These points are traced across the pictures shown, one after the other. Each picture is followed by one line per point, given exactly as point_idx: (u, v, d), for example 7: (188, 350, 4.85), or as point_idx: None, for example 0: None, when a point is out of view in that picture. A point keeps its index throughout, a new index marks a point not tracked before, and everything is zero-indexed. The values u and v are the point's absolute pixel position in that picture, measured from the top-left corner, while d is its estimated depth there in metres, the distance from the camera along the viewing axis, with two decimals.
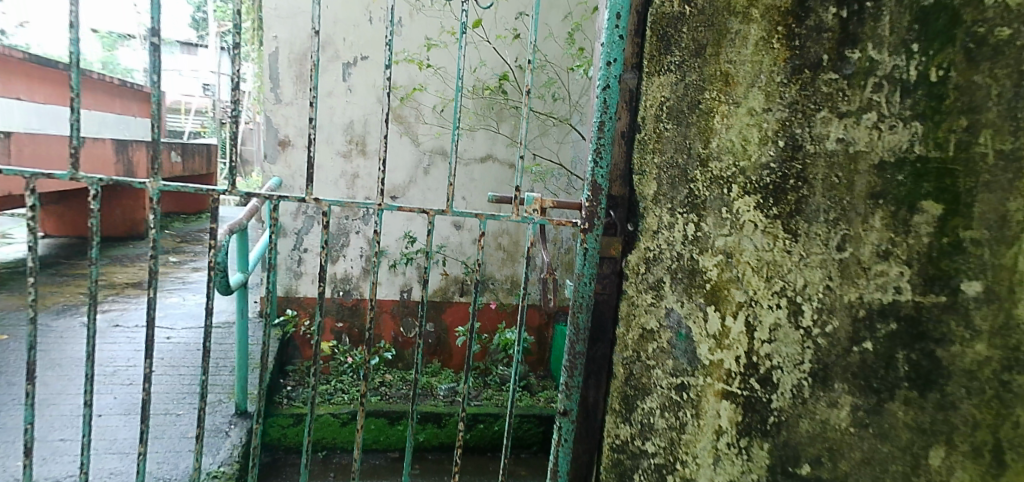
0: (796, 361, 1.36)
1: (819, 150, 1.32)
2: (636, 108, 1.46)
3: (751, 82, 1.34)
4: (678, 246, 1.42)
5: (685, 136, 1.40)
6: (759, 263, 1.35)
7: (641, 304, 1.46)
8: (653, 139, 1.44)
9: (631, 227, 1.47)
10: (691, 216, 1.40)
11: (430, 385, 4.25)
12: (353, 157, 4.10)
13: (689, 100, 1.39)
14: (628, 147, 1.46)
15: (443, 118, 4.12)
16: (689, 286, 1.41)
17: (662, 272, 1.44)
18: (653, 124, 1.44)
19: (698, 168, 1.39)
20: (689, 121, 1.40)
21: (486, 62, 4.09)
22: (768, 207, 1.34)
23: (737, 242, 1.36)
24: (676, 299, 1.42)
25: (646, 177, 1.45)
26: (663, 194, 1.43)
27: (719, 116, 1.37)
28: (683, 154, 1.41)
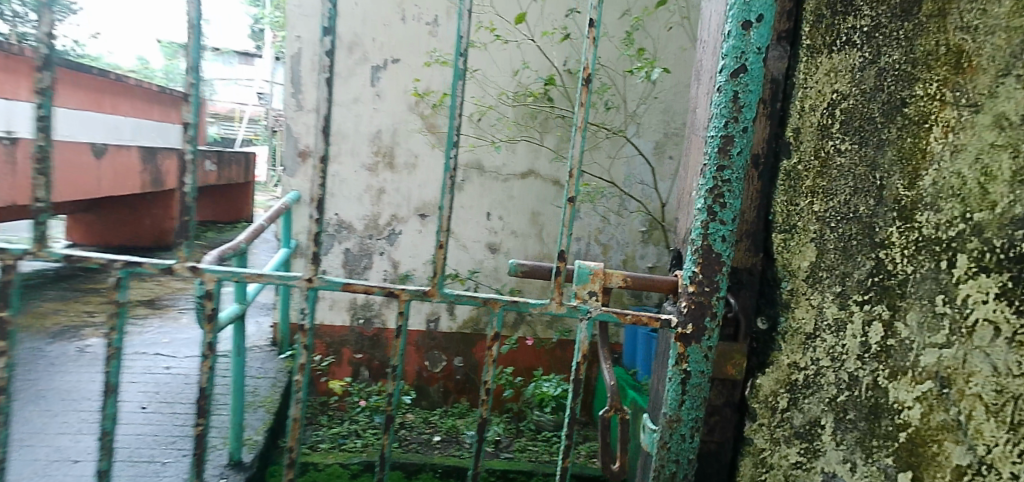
0: None
1: None
2: (783, 115, 0.97)
3: (1000, 69, 0.69)
4: (853, 364, 0.86)
5: (874, 165, 0.82)
6: (996, 400, 0.69)
7: (779, 466, 0.97)
8: (817, 169, 0.92)
9: (761, 324, 1.00)
10: (879, 308, 0.82)
11: (456, 430, 3.65)
12: (379, 171, 3.57)
13: (884, 98, 0.82)
14: (767, 184, 0.99)
15: (480, 128, 3.61)
16: (867, 436, 0.84)
17: (819, 409, 0.91)
18: (815, 141, 0.92)
19: (896, 223, 0.81)
20: (882, 137, 0.82)
21: (530, 64, 3.54)
22: (1021, 296, 0.67)
23: (961, 360, 0.73)
24: (841, 458, 0.87)
25: (800, 238, 0.95)
26: (825, 268, 0.90)
27: (938, 128, 0.75)
28: (868, 198, 0.84)
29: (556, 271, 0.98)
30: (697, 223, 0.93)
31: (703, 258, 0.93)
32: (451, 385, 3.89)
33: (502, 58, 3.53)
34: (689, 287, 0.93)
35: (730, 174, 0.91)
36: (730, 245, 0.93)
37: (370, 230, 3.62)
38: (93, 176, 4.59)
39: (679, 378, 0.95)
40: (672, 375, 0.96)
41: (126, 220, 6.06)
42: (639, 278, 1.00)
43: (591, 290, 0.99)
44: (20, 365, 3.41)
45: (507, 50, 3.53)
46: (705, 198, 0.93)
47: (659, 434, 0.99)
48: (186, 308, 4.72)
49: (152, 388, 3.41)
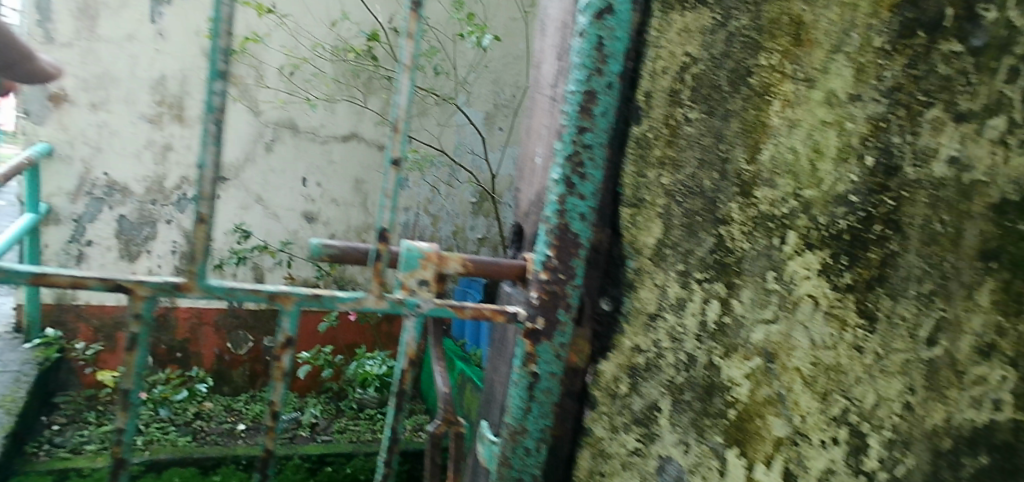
0: None
1: (924, 177, 0.66)
2: (637, 78, 0.98)
3: (836, 44, 0.73)
4: (691, 344, 0.90)
5: (720, 135, 0.87)
6: (813, 371, 0.75)
7: (618, 454, 1.01)
8: (666, 135, 0.94)
9: (604, 306, 1.03)
10: (718, 285, 0.87)
11: (264, 416, 3.32)
12: (164, 124, 3.03)
13: (731, 65, 0.86)
14: (617, 152, 0.99)
15: (291, 83, 3.22)
16: (699, 416, 0.88)
17: (656, 390, 0.95)
18: (665, 107, 0.94)
19: (736, 198, 0.85)
20: (729, 106, 0.86)
21: (350, 16, 3.24)
22: (836, 272, 0.73)
23: (784, 336, 0.78)
24: (677, 440, 0.91)
25: (647, 214, 0.97)
26: (671, 244, 0.93)
27: (778, 101, 0.80)
28: (715, 169, 0.87)
29: (377, 256, 0.86)
30: (554, 196, 0.97)
31: (559, 240, 0.97)
32: (258, 369, 3.46)
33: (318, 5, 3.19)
34: (542, 273, 0.97)
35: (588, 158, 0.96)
36: (586, 225, 0.98)
37: (152, 193, 3.07)
38: None
39: (528, 382, 1.00)
40: (520, 378, 1.00)
41: None
42: (478, 262, 0.95)
43: (423, 276, 0.91)
44: None
45: None
46: (567, 170, 0.96)
47: (504, 448, 1.03)
48: None
49: None
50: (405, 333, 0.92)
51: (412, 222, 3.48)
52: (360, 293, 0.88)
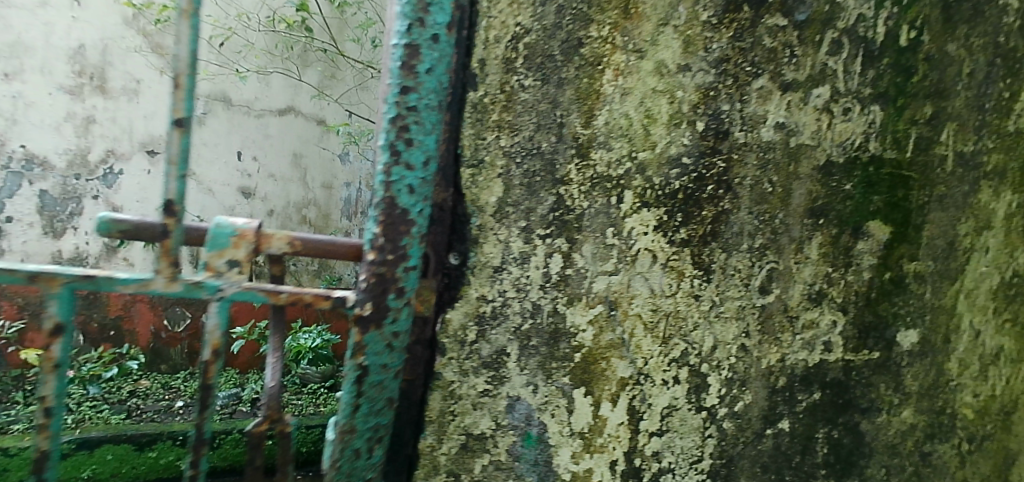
0: (693, 458, 0.91)
1: (752, 140, 0.83)
2: (469, 44, 0.83)
3: (662, 17, 0.80)
4: (534, 294, 0.85)
5: (554, 100, 0.82)
6: (654, 316, 0.84)
7: (469, 396, 0.88)
8: (501, 101, 0.83)
9: (453, 260, 0.87)
10: (559, 241, 0.84)
11: None
12: (85, 95, 2.88)
13: (563, 36, 0.82)
14: (456, 116, 0.84)
15: (222, 55, 3.14)
16: (547, 359, 0.85)
17: (504, 337, 0.86)
18: (500, 76, 0.83)
19: (573, 161, 0.82)
20: (565, 75, 0.82)
21: None
22: (673, 227, 0.83)
23: (624, 285, 0.83)
24: (525, 382, 0.86)
25: (487, 173, 0.85)
26: (512, 202, 0.84)
27: (611, 71, 0.81)
28: (547, 133, 0.83)
29: (167, 233, 0.82)
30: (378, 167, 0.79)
31: (385, 216, 0.80)
32: None
33: None
34: (369, 254, 0.79)
35: (416, 123, 0.80)
36: (418, 199, 0.81)
37: (75, 167, 2.89)
38: None
39: (357, 375, 0.81)
40: (347, 372, 0.82)
41: None
42: (306, 240, 0.89)
43: (234, 256, 0.86)
44: None
45: None
46: (393, 134, 0.79)
47: (334, 451, 0.84)
48: None
49: None
50: (209, 319, 0.88)
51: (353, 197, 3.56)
52: (149, 275, 0.84)
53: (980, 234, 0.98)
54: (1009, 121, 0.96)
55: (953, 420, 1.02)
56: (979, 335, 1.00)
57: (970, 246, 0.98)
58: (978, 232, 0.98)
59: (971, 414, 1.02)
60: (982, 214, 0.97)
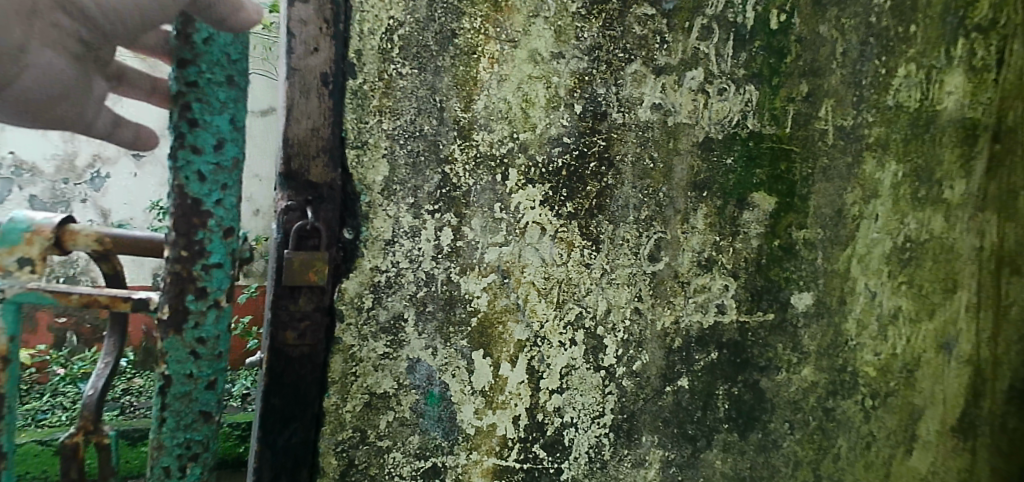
0: (595, 413, 1.00)
1: (630, 120, 0.95)
2: (345, 37, 0.84)
3: (534, 9, 0.90)
4: (428, 265, 0.90)
5: (433, 86, 0.87)
6: (547, 284, 0.95)
7: (368, 358, 0.89)
8: (381, 88, 0.85)
9: (347, 230, 0.87)
10: (448, 215, 0.90)
11: None
12: None
13: (436, 28, 0.87)
14: (336, 97, 0.84)
15: None
16: (444, 324, 0.92)
17: (401, 305, 0.90)
18: (377, 63, 0.85)
19: (457, 142, 0.89)
20: (439, 64, 0.87)
21: None
22: (560, 202, 0.93)
23: (517, 255, 0.93)
24: (424, 345, 0.91)
25: (372, 154, 0.86)
26: (399, 180, 0.87)
27: (486, 59, 0.89)
28: (431, 116, 0.87)
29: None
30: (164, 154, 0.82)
31: (179, 208, 0.83)
32: None
33: None
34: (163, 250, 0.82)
35: (201, 105, 0.83)
36: (213, 187, 0.84)
37: None
38: None
39: (159, 386, 0.84)
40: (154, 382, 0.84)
41: None
42: (118, 239, 0.87)
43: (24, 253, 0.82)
44: None
45: None
46: (175, 117, 0.82)
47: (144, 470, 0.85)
48: None
49: None
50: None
51: None
52: None
53: (868, 202, 1.07)
54: (887, 95, 1.05)
55: (854, 377, 1.11)
56: (874, 296, 1.10)
57: (859, 213, 1.07)
58: (866, 201, 1.07)
59: (872, 372, 1.12)
60: (870, 184, 1.06)
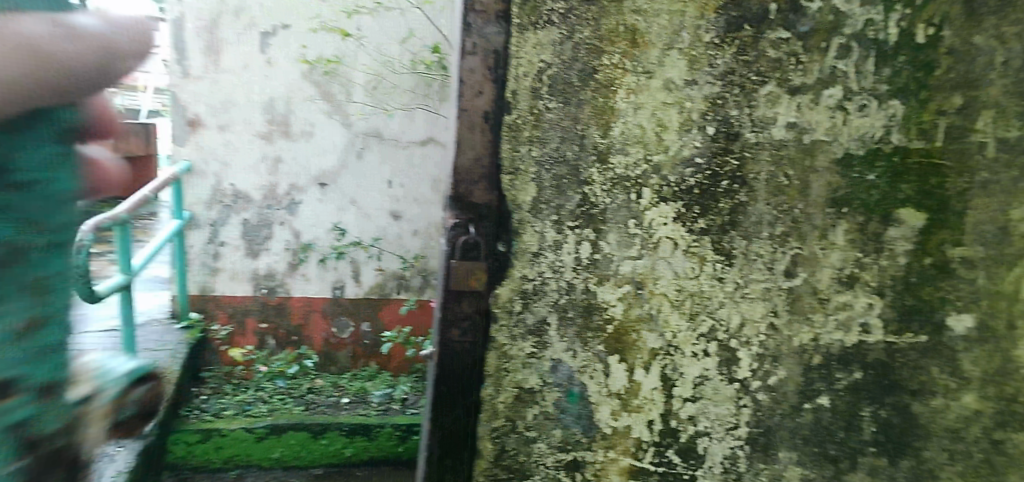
0: (728, 425, 1.23)
1: (763, 139, 1.16)
2: (504, 79, 1.17)
3: (666, 43, 1.14)
4: (567, 276, 1.21)
5: (575, 117, 1.17)
6: (679, 294, 1.20)
7: (518, 355, 1.24)
8: (531, 124, 1.17)
9: (501, 247, 1.22)
10: (587, 231, 1.20)
11: (363, 392, 3.99)
12: (274, 140, 3.81)
13: (581, 66, 1.16)
14: (495, 132, 1.18)
15: (375, 97, 3.87)
16: (583, 329, 1.22)
17: (545, 310, 1.22)
18: (528, 101, 1.17)
19: (596, 165, 1.18)
20: (580, 98, 1.16)
21: (415, 32, 3.86)
22: (694, 219, 1.18)
23: (650, 268, 1.20)
24: (564, 347, 1.22)
25: (522, 179, 1.19)
26: (544, 201, 1.19)
27: (624, 90, 1.16)
28: (574, 143, 1.17)
29: None
30: None
31: None
32: (356, 350, 4.13)
33: (389, 23, 3.81)
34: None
35: None
36: None
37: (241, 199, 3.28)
38: None
39: None
40: None
41: None
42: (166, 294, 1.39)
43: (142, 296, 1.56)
44: None
45: (394, 17, 3.82)
46: None
47: None
48: None
49: None
50: None
51: None
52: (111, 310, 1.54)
53: None
54: None
55: (1018, 393, 1.12)
56: None
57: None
58: None
59: None
60: None
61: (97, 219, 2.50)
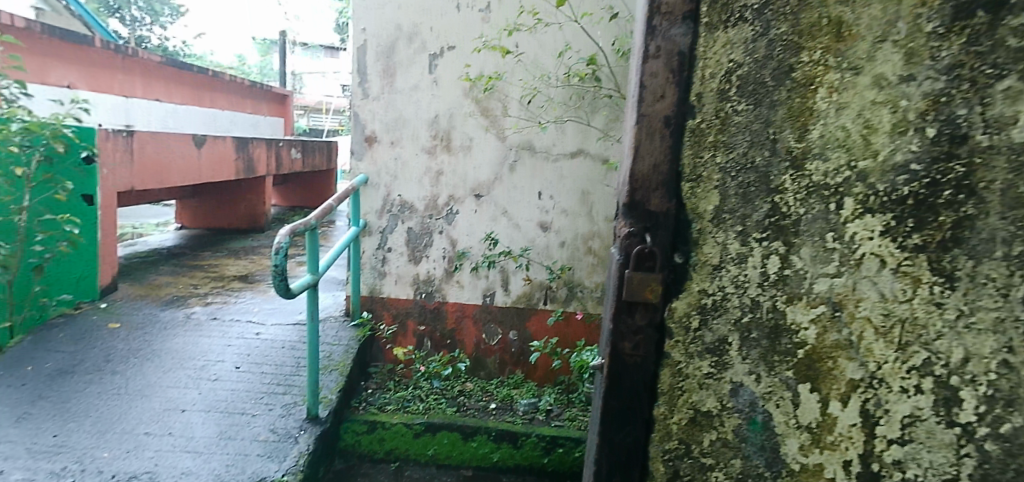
0: (946, 472, 1.28)
1: (1001, 142, 1.22)
2: (690, 79, 1.64)
3: (878, 36, 1.36)
4: (751, 294, 1.56)
5: (767, 120, 1.52)
6: (885, 320, 1.35)
7: (695, 375, 1.66)
8: (722, 120, 1.59)
9: (678, 260, 1.66)
10: (777, 245, 1.51)
11: (510, 399, 4.25)
12: (438, 154, 4.30)
13: (775, 63, 1.50)
14: (678, 134, 1.66)
15: (530, 110, 4.19)
16: (769, 350, 1.54)
17: (726, 327, 1.60)
18: (715, 106, 1.60)
19: (788, 171, 1.49)
20: (773, 96, 1.51)
21: (572, 45, 4.09)
22: (909, 240, 1.31)
23: (855, 287, 1.39)
24: (748, 369, 1.57)
25: (704, 187, 1.62)
26: (728, 210, 1.58)
27: (826, 90, 1.43)
28: (761, 138, 1.53)
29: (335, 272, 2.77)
30: None
31: None
32: (507, 357, 4.49)
33: (547, 38, 4.09)
34: None
35: None
36: None
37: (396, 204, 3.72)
38: (145, 180, 4.96)
39: None
40: None
41: (137, 201, 6.04)
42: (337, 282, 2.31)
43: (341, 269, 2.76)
44: (132, 337, 4.10)
45: (552, 31, 4.08)
46: None
47: None
48: (232, 298, 4.96)
49: (244, 351, 4.08)
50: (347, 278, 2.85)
51: None
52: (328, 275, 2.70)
53: None
54: None
55: None
56: None
57: None
58: None
59: None
60: None
61: (290, 226, 2.84)
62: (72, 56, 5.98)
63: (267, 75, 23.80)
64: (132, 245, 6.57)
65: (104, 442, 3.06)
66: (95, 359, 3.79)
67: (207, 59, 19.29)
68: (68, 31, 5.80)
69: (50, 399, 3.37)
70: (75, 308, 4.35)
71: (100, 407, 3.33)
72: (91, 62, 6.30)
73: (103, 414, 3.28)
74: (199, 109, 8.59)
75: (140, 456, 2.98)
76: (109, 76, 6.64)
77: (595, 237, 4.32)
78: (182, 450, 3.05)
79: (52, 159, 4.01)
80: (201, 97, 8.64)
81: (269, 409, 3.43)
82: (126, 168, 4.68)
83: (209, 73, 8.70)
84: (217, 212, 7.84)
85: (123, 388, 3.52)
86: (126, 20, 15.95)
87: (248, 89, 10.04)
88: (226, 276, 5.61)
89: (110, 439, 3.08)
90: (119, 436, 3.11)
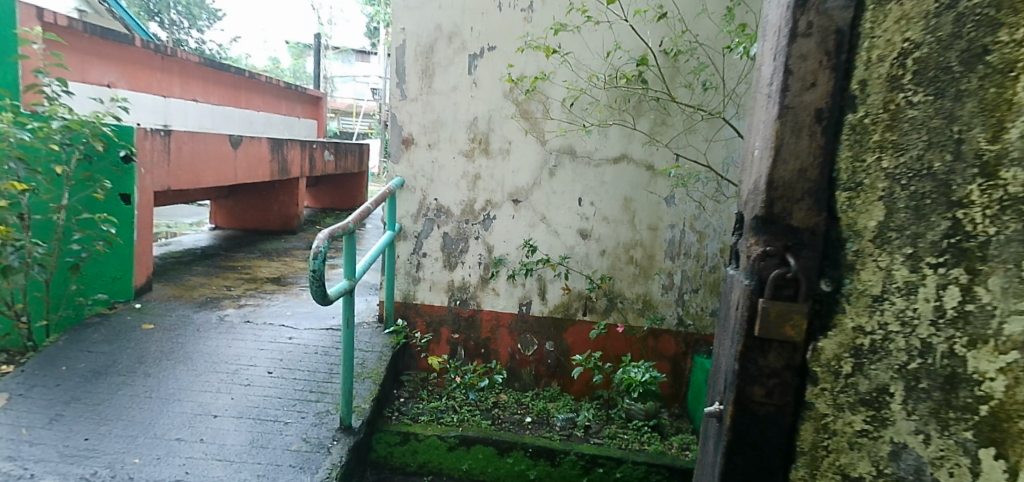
0: None
1: None
2: (846, 64, 1.63)
3: None
4: (914, 329, 1.48)
5: (952, 114, 1.42)
6: None
7: (846, 428, 1.62)
8: (891, 112, 1.53)
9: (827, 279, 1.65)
10: (958, 271, 1.39)
11: (547, 413, 4.08)
12: (475, 157, 4.17)
13: (964, 45, 1.41)
14: (834, 136, 1.65)
15: (572, 113, 4.02)
16: (945, 405, 1.41)
17: (885, 371, 1.53)
18: (884, 98, 1.55)
19: (976, 178, 1.38)
20: (953, 86, 1.42)
21: (622, 45, 3.91)
22: None
23: None
24: (912, 428, 1.47)
25: (864, 196, 1.58)
26: (898, 224, 1.51)
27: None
28: (937, 135, 1.45)
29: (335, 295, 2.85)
30: None
31: None
32: (543, 369, 4.32)
33: (593, 39, 3.92)
34: None
35: None
36: None
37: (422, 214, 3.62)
38: (182, 180, 4.94)
39: None
40: None
41: (173, 201, 6.03)
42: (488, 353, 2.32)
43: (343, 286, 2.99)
44: (166, 338, 4.05)
45: (600, 31, 3.92)
46: None
47: None
48: (264, 300, 4.89)
49: (277, 355, 3.99)
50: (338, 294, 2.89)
51: (677, 238, 4.09)
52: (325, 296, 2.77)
53: None
54: None
55: None
56: None
57: None
58: None
59: None
60: None
61: (328, 230, 2.74)
62: (113, 55, 6.01)
63: (300, 78, 24.12)
64: (166, 244, 6.58)
65: (136, 447, 2.98)
66: (128, 361, 3.73)
67: (242, 62, 19.63)
68: (111, 31, 5.85)
69: (82, 400, 3.31)
70: (110, 307, 4.32)
71: (132, 411, 3.26)
72: (131, 61, 6.33)
73: (136, 418, 3.20)
74: (236, 109, 8.63)
75: (171, 463, 2.89)
76: (150, 77, 6.69)
77: (638, 246, 4.13)
78: (213, 458, 2.95)
79: (90, 158, 4.00)
80: (237, 98, 8.68)
81: (302, 418, 3.32)
82: (163, 167, 4.66)
83: (246, 74, 8.75)
84: (251, 213, 7.84)
85: (156, 392, 3.45)
86: (165, 23, 16.33)
87: (283, 91, 10.09)
88: (258, 277, 5.56)
89: (142, 444, 2.99)
90: (151, 442, 3.02)
